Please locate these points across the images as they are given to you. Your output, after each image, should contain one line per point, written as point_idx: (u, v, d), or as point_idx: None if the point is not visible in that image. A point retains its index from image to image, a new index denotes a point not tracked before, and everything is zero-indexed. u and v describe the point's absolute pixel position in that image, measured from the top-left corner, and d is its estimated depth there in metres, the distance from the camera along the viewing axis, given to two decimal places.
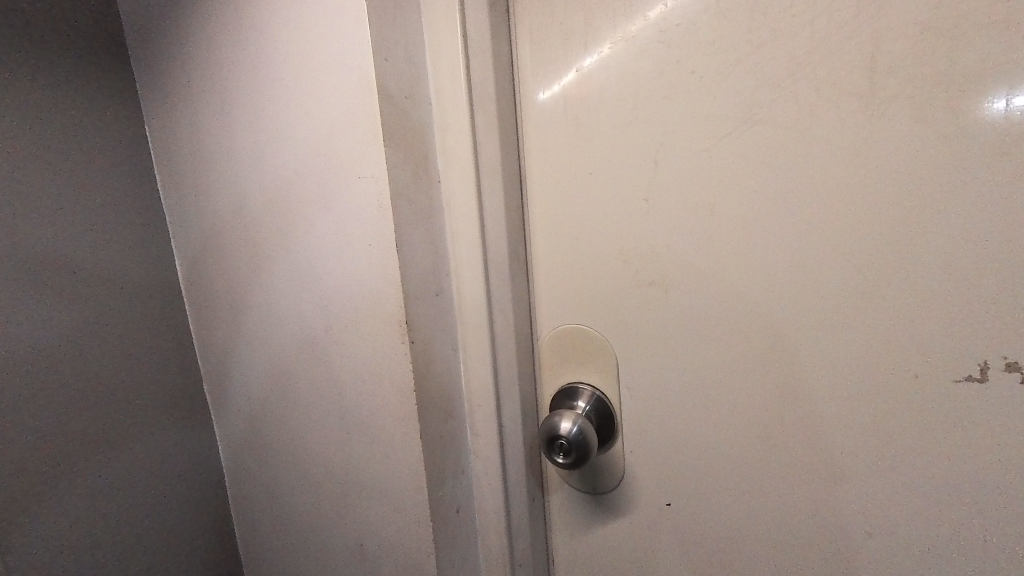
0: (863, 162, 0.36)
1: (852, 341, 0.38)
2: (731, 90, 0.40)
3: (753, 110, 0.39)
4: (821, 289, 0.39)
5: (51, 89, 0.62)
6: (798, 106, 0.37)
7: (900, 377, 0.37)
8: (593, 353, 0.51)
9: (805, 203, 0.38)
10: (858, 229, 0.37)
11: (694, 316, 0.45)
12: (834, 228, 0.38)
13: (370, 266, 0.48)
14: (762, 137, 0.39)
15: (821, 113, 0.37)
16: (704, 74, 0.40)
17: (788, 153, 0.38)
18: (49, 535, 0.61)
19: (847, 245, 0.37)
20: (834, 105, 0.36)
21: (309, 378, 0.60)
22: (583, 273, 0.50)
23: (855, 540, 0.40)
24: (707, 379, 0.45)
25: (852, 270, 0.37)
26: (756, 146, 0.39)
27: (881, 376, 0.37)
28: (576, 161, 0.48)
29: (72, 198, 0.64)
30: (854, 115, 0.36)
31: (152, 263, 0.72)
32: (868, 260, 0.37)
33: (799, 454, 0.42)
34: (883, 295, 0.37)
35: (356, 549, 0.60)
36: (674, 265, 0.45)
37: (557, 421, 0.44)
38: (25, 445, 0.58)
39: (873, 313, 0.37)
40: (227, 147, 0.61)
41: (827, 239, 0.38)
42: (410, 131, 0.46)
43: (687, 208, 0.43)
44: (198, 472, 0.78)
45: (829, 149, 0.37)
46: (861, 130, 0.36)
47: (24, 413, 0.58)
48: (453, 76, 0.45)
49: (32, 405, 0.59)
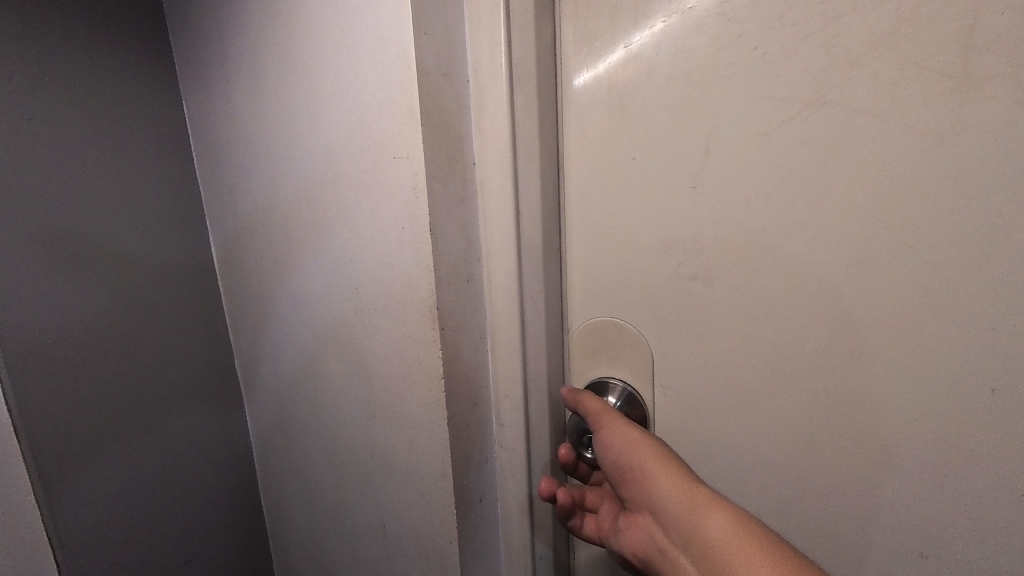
0: (947, 153, 0.32)
1: (917, 348, 0.35)
2: (797, 70, 0.37)
3: (822, 92, 0.36)
4: (886, 291, 0.36)
5: (97, 64, 0.62)
6: (879, 86, 0.34)
7: (964, 387, 0.34)
8: (626, 348, 0.49)
9: (874, 199, 0.35)
10: (935, 227, 0.34)
11: (738, 315, 0.42)
12: (905, 226, 0.34)
13: (402, 250, 0.47)
14: (828, 124, 0.36)
15: (906, 94, 0.33)
16: (768, 52, 0.37)
17: (857, 142, 0.35)
18: (101, 513, 0.62)
19: (921, 244, 0.34)
20: (921, 85, 0.32)
21: (336, 359, 0.60)
22: (621, 264, 0.47)
23: (904, 558, 0.38)
24: (751, 382, 0.43)
25: (924, 273, 0.34)
26: (820, 134, 0.36)
27: (946, 386, 0.35)
28: (618, 146, 0.45)
29: (118, 174, 0.65)
30: (941, 98, 0.32)
31: (190, 240, 0.74)
32: (944, 263, 0.34)
33: (846, 465, 0.40)
34: (955, 299, 0.34)
35: (379, 530, 0.61)
36: (721, 260, 0.42)
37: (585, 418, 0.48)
38: (26, 445, 0.54)
39: (943, 317, 0.34)
40: (260, 125, 0.61)
41: (898, 238, 0.35)
42: (447, 109, 0.44)
43: (737, 198, 0.40)
44: (230, 445, 0.80)
45: (910, 135, 0.33)
46: (946, 116, 0.32)
47: (28, 409, 0.54)
48: (494, 52, 0.43)
49: (34, 402, 0.55)
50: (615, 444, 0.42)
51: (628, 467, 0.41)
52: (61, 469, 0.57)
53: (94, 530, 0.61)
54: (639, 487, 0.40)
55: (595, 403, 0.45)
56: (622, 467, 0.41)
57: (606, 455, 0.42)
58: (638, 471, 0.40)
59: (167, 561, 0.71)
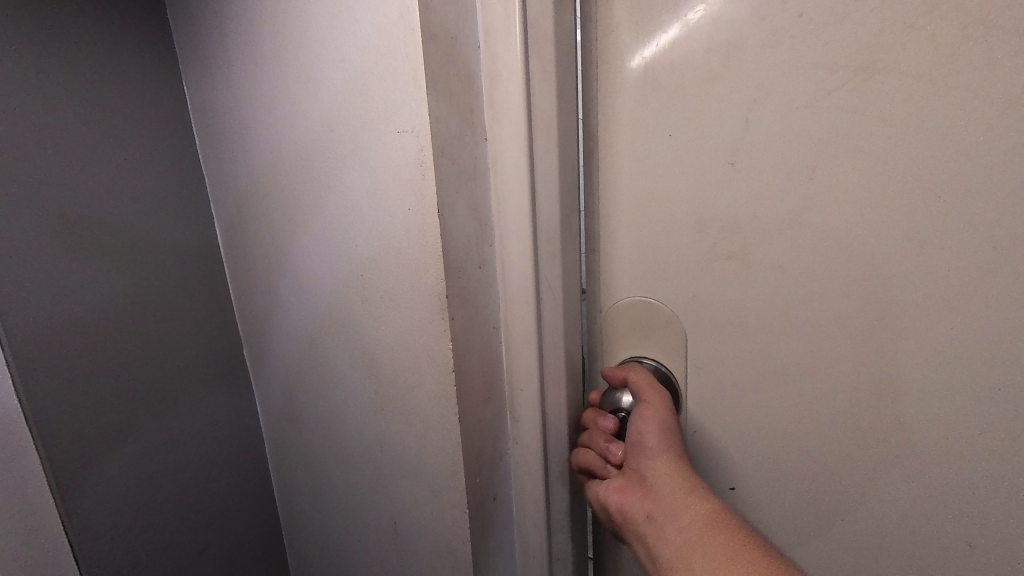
0: (1005, 125, 0.30)
1: (972, 332, 0.33)
2: (846, 36, 0.34)
3: (877, 57, 0.33)
4: (937, 273, 0.34)
5: (87, 41, 0.59)
6: (932, 52, 0.31)
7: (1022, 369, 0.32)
8: (659, 330, 0.47)
9: (928, 175, 0.33)
10: (993, 204, 0.31)
11: (778, 291, 0.40)
12: (965, 202, 0.32)
13: (409, 233, 0.44)
14: (883, 97, 0.33)
15: (970, 59, 0.30)
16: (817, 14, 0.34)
17: (911, 112, 0.32)
18: (109, 504, 0.61)
19: (974, 223, 0.32)
20: (987, 47, 0.30)
21: (342, 350, 0.58)
22: (654, 245, 0.45)
23: (947, 540, 0.37)
24: (792, 365, 0.41)
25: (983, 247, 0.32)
26: (872, 105, 0.34)
27: (1006, 369, 0.33)
28: (655, 118, 0.42)
29: (115, 157, 0.62)
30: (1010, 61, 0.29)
31: (195, 227, 0.72)
32: (1004, 240, 0.31)
33: (885, 443, 0.39)
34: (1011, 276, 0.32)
35: (390, 527, 0.59)
36: (762, 237, 0.40)
37: (618, 395, 0.45)
38: (36, 433, 0.53)
39: (996, 291, 0.32)
40: (260, 102, 0.58)
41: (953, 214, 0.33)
42: (456, 79, 0.40)
43: (781, 172, 0.38)
44: (239, 437, 0.79)
45: (975, 102, 0.31)
46: (1016, 82, 0.29)
47: (40, 400, 0.54)
48: (507, 13, 0.39)
49: (44, 392, 0.54)
50: (643, 423, 0.40)
51: (649, 443, 0.39)
52: (68, 457, 0.56)
53: (103, 520, 0.60)
54: (646, 466, 0.39)
55: (648, 383, 0.43)
56: (634, 444, 0.40)
57: (634, 430, 0.41)
58: (649, 451, 0.39)
59: (181, 555, 0.70)
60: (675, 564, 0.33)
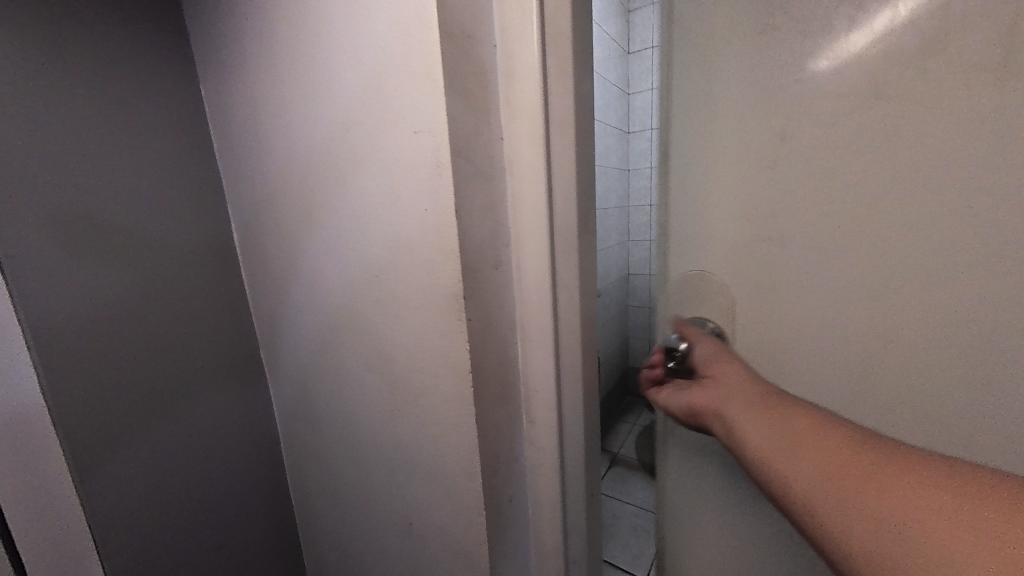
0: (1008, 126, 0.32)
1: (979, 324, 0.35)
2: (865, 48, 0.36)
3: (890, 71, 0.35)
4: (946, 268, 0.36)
5: (104, 44, 0.60)
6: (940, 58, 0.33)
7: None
8: (708, 303, 0.48)
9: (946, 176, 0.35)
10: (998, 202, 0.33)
11: (810, 283, 0.42)
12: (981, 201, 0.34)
13: (424, 232, 0.44)
14: (890, 111, 0.36)
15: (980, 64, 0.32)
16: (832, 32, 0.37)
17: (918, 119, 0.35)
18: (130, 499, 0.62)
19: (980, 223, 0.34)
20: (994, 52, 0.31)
21: (357, 350, 0.58)
22: (694, 236, 0.48)
23: None
24: (818, 357, 0.42)
25: (993, 243, 0.34)
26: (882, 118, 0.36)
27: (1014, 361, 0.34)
28: (695, 118, 0.45)
29: (132, 159, 0.63)
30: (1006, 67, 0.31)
31: (211, 228, 0.73)
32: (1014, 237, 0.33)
33: (896, 432, 0.40)
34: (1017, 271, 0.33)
35: (405, 527, 0.60)
36: (797, 231, 0.41)
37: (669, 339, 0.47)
38: (59, 432, 0.54)
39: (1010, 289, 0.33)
40: (275, 102, 0.58)
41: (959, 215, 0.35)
42: (473, 77, 0.40)
43: (811, 173, 0.40)
44: (255, 436, 0.80)
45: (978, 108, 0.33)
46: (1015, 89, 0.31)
47: (63, 398, 0.54)
48: (523, 9, 0.38)
49: (67, 390, 0.55)
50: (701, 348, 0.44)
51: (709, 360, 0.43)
52: (90, 453, 0.57)
53: (124, 515, 0.61)
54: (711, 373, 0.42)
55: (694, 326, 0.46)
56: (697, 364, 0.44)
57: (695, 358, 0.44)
58: (711, 361, 0.43)
59: (199, 551, 0.71)
60: (741, 416, 0.36)
